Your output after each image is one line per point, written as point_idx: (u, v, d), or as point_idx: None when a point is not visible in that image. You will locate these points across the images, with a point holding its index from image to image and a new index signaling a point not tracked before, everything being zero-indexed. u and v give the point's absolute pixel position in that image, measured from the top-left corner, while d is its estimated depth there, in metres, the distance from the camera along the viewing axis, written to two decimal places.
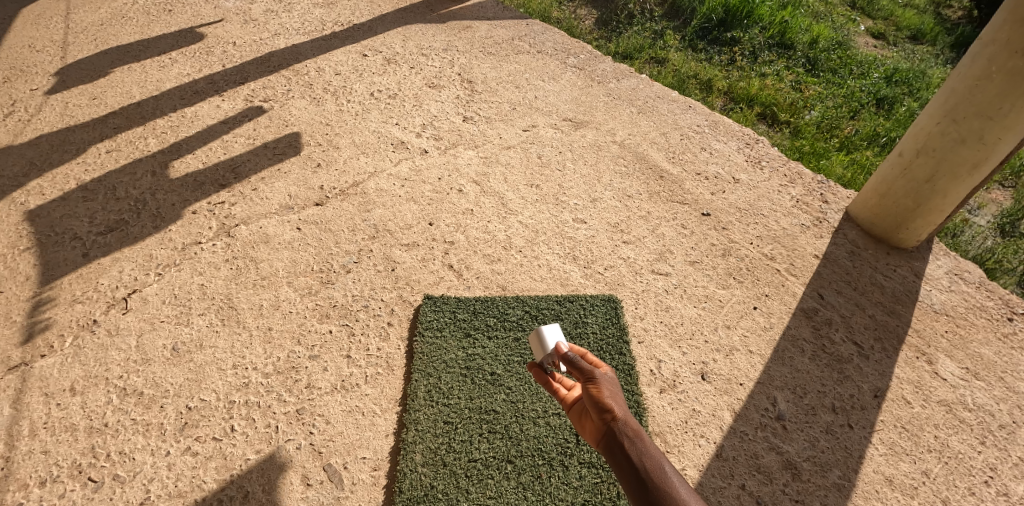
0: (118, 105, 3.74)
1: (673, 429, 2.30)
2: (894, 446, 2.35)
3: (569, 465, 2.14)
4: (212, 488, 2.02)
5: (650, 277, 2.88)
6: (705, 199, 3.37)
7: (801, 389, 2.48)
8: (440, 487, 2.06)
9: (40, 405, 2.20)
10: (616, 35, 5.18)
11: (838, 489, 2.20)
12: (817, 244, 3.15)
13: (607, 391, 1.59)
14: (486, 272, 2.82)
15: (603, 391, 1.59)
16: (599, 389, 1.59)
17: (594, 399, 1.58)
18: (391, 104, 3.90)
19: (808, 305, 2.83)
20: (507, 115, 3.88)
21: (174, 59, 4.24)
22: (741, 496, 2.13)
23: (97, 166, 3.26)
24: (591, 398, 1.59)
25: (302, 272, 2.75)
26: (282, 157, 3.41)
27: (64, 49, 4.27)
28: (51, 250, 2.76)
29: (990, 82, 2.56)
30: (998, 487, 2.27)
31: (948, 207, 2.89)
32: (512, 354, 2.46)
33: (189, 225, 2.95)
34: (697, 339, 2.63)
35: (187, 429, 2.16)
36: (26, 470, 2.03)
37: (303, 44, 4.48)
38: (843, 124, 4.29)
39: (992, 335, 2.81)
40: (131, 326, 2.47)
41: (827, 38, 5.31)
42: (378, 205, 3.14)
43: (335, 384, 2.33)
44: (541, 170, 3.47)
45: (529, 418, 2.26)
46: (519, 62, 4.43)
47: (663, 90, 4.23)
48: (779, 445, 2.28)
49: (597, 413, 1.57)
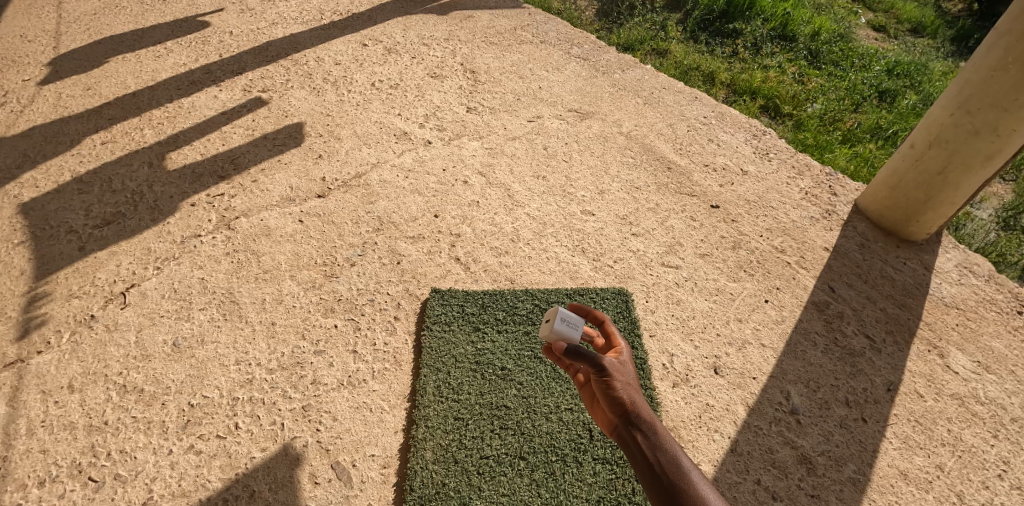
0: (112, 96, 3.65)
1: (686, 424, 2.26)
2: (908, 440, 2.32)
3: (583, 461, 2.10)
4: (216, 487, 1.96)
5: (661, 270, 2.84)
6: (712, 192, 3.32)
7: (814, 382, 2.45)
8: (451, 485, 2.01)
9: (37, 402, 2.14)
10: (618, 26, 5.11)
11: (853, 483, 2.16)
12: (827, 236, 3.12)
13: (620, 380, 1.50)
14: (494, 265, 2.77)
15: (615, 380, 1.50)
16: (613, 380, 1.50)
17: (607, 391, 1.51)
18: (393, 94, 3.83)
19: (819, 298, 2.80)
20: (511, 106, 3.82)
21: (169, 48, 4.15)
22: (757, 491, 2.09)
23: (92, 158, 3.18)
24: (603, 388, 1.50)
25: (305, 266, 2.69)
26: (282, 149, 3.34)
27: (57, 38, 4.17)
28: (45, 244, 2.69)
29: (1005, 72, 2.52)
30: (1011, 481, 2.24)
31: (959, 200, 2.86)
32: (522, 349, 2.41)
33: (188, 217, 2.88)
34: (709, 332, 2.59)
35: (190, 427, 2.11)
36: (23, 470, 1.96)
37: (301, 33, 4.40)
38: (845, 117, 4.25)
39: (1002, 329, 2.78)
40: (131, 321, 2.41)
41: (830, 30, 5.24)
42: (382, 197, 3.08)
43: (341, 380, 2.28)
44: (547, 161, 3.42)
45: (541, 413, 2.21)
46: (522, 52, 4.37)
47: (668, 80, 4.18)
48: (793, 440, 2.25)
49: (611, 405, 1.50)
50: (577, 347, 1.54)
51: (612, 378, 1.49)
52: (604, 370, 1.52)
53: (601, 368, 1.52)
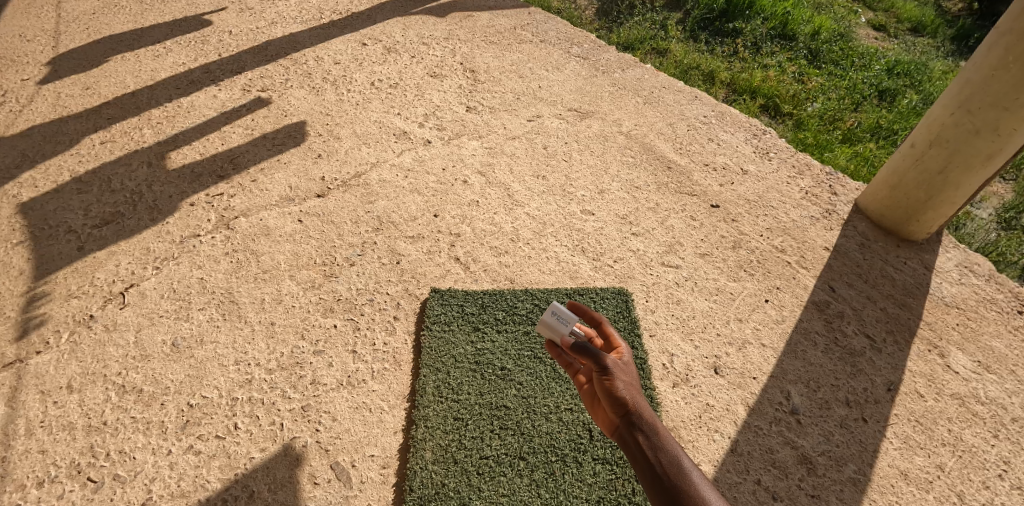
0: (111, 95, 3.65)
1: (686, 424, 2.26)
2: (908, 440, 2.31)
3: (583, 461, 2.09)
4: (215, 488, 1.96)
5: (661, 270, 2.84)
6: (712, 191, 3.32)
7: (814, 382, 2.45)
8: (451, 485, 2.01)
9: (36, 402, 2.13)
10: (618, 26, 5.10)
11: (853, 483, 2.16)
12: (827, 236, 3.11)
13: (621, 380, 1.49)
14: (494, 265, 2.77)
15: (615, 381, 1.49)
16: (613, 379, 1.50)
17: (608, 390, 1.50)
18: (392, 94, 3.83)
19: (819, 298, 2.79)
20: (510, 105, 3.81)
21: (168, 48, 4.14)
22: (757, 492, 2.09)
23: (91, 158, 3.18)
24: (604, 388, 1.50)
25: (304, 265, 2.69)
26: (282, 148, 3.33)
27: (56, 38, 4.16)
28: (44, 243, 2.68)
29: (1006, 71, 2.51)
30: (1012, 481, 2.23)
31: (960, 199, 2.85)
32: (522, 349, 2.41)
33: (187, 217, 2.88)
34: (709, 331, 2.59)
35: (189, 428, 2.10)
36: (22, 471, 1.96)
37: (301, 33, 4.39)
38: (845, 117, 4.24)
39: (1002, 328, 2.78)
40: (130, 321, 2.41)
41: (830, 29, 5.23)
42: (382, 197, 3.07)
43: (341, 380, 2.27)
44: (546, 160, 3.41)
45: (541, 414, 2.21)
46: (522, 51, 4.36)
47: (668, 79, 4.17)
48: (793, 440, 2.25)
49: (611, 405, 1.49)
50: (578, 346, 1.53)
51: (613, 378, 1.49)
52: (604, 370, 1.51)
53: (603, 367, 1.51)
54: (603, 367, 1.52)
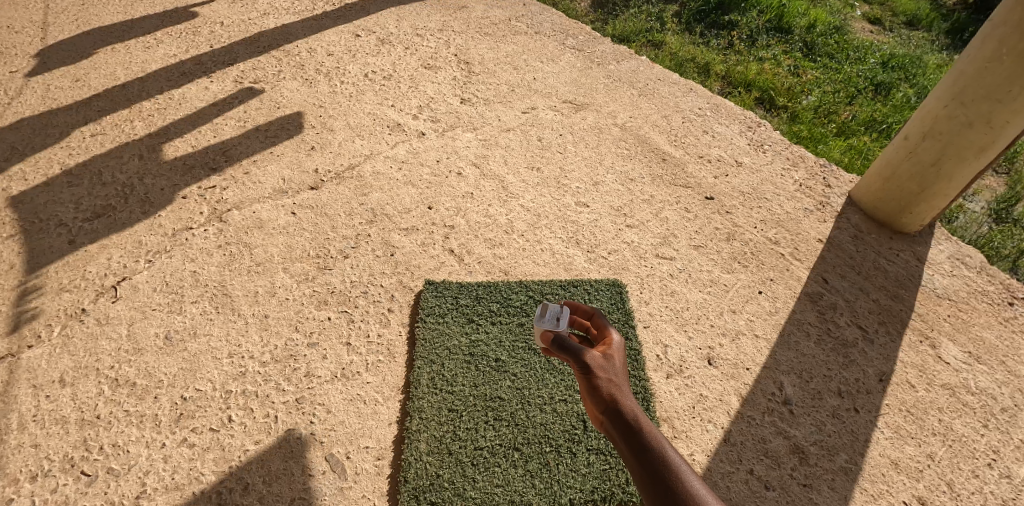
0: (101, 87, 3.61)
1: (680, 415, 2.27)
2: (900, 430, 2.33)
3: (577, 452, 2.10)
4: (210, 480, 1.96)
5: (655, 261, 2.84)
6: (707, 183, 3.32)
7: (807, 373, 2.47)
8: (446, 476, 2.01)
9: (28, 397, 2.12)
10: (613, 18, 5.07)
11: (845, 473, 2.18)
12: (821, 228, 3.12)
13: (604, 377, 1.40)
14: (488, 257, 2.77)
15: (599, 377, 1.40)
16: (597, 376, 1.40)
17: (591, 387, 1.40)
18: (386, 85, 3.81)
19: (812, 289, 2.81)
20: (505, 97, 3.80)
21: (159, 39, 4.10)
22: (750, 481, 2.10)
23: (82, 150, 3.15)
24: (588, 385, 1.41)
25: (297, 258, 2.68)
26: (274, 141, 3.31)
27: (44, 30, 4.11)
28: (35, 237, 2.66)
29: (999, 65, 2.52)
30: (1000, 470, 2.25)
31: (952, 192, 2.87)
32: (517, 340, 2.41)
33: (179, 210, 2.86)
34: (703, 323, 2.60)
35: (182, 420, 2.10)
36: (16, 465, 1.95)
37: (293, 24, 4.36)
38: (840, 110, 4.24)
39: (992, 320, 2.80)
40: (122, 315, 2.39)
41: (825, 23, 5.24)
42: (376, 189, 3.06)
43: (335, 373, 2.27)
44: (542, 152, 3.40)
45: (536, 404, 2.22)
46: (517, 43, 4.34)
47: (663, 72, 4.17)
48: (786, 430, 2.26)
49: (595, 402, 1.40)
50: (558, 342, 1.43)
51: (596, 374, 1.39)
52: (586, 366, 1.41)
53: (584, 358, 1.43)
54: (585, 364, 1.42)
